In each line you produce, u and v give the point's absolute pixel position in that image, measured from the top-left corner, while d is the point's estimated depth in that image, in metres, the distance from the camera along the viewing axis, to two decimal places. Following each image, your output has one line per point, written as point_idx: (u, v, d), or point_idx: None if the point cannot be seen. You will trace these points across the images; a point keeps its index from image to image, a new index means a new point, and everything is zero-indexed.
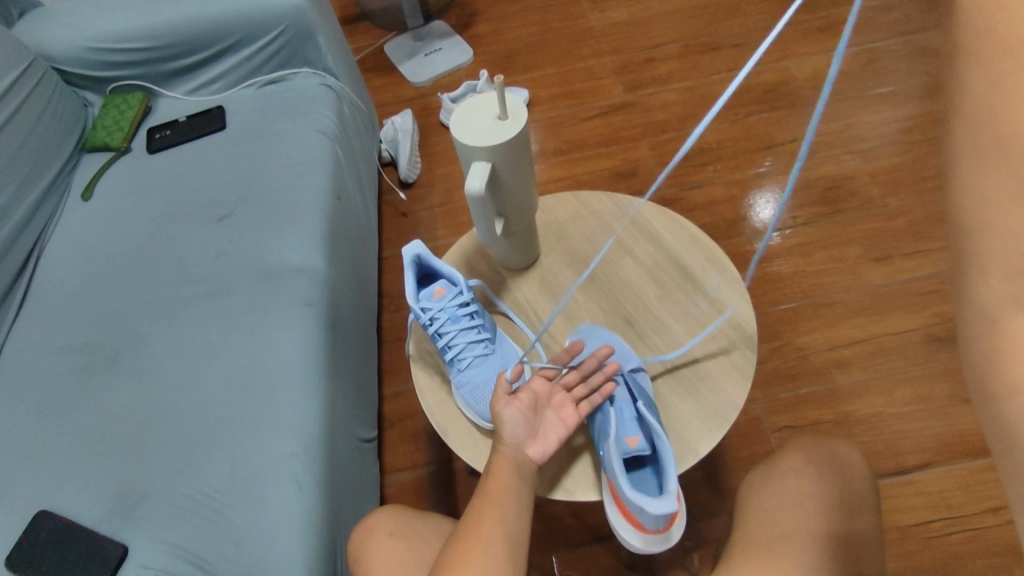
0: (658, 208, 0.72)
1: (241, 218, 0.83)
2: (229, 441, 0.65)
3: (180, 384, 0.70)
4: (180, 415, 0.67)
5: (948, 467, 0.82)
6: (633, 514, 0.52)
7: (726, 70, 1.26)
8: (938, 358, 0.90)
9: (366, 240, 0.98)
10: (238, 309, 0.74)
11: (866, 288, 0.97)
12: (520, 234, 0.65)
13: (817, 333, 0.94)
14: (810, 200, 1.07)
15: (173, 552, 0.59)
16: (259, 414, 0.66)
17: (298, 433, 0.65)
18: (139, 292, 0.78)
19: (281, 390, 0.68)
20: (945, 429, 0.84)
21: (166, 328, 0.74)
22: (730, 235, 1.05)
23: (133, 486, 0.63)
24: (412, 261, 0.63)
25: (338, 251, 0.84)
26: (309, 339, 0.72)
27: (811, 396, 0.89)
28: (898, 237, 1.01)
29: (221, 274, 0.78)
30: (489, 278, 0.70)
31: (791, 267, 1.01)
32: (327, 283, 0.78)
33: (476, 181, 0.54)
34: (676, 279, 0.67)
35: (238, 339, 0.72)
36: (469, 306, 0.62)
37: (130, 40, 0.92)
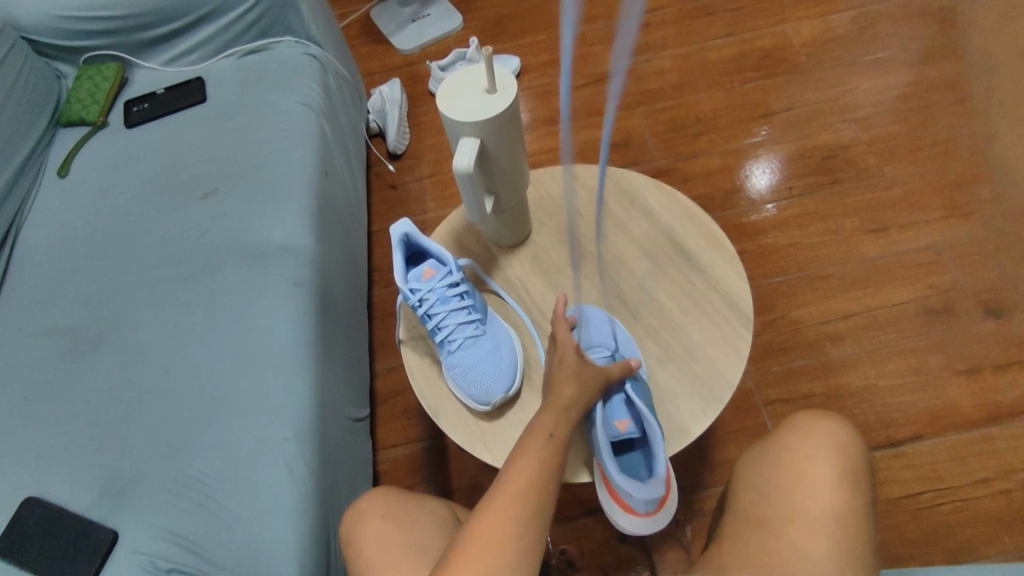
0: (654, 182, 0.70)
1: (225, 195, 0.80)
2: (218, 425, 0.64)
3: (165, 367, 0.68)
4: (166, 400, 0.66)
5: (939, 439, 0.82)
6: (621, 496, 0.53)
7: (722, 34, 1.22)
8: (931, 330, 0.89)
9: (356, 216, 0.96)
10: (222, 290, 0.73)
11: (861, 260, 0.96)
12: (511, 211, 0.63)
13: (810, 306, 0.94)
14: (806, 170, 1.05)
15: (164, 537, 0.58)
16: (247, 396, 0.65)
17: (288, 417, 0.64)
18: (122, 273, 0.76)
19: (270, 372, 0.66)
20: (935, 400, 0.85)
21: (149, 310, 0.73)
22: (725, 206, 1.04)
23: (122, 471, 0.62)
24: (400, 240, 0.62)
25: (327, 228, 0.82)
26: (298, 320, 0.70)
27: (804, 369, 0.89)
28: (893, 208, 1.00)
29: (205, 253, 0.76)
30: (479, 256, 0.69)
31: (786, 238, 0.99)
32: (316, 261, 0.76)
33: (464, 159, 0.52)
34: (670, 256, 0.65)
35: (223, 320, 0.71)
36: (458, 287, 0.62)
37: (102, 8, 0.88)
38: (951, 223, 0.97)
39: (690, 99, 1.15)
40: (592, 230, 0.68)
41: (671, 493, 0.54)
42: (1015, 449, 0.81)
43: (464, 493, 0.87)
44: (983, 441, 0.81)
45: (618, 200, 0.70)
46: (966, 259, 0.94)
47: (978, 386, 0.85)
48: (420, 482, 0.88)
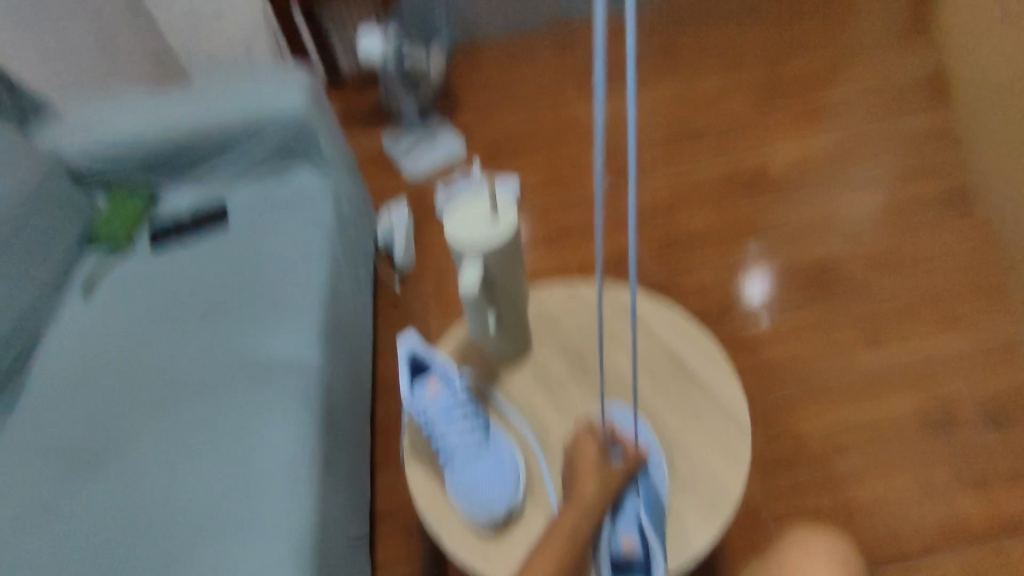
0: (646, 293, 0.74)
1: (234, 317, 0.83)
2: (221, 544, 0.65)
3: (169, 482, 0.70)
4: (168, 519, 0.67)
5: (954, 552, 0.83)
6: None
7: (710, 157, 1.27)
8: (935, 441, 0.91)
9: (360, 330, 0.98)
10: (228, 405, 0.75)
11: (859, 372, 0.98)
12: (512, 326, 0.67)
13: (814, 419, 0.94)
14: (798, 284, 1.08)
15: None
16: (249, 514, 0.66)
17: (288, 534, 0.64)
18: (116, 399, 0.78)
19: (271, 490, 0.67)
20: (948, 514, 0.85)
21: (156, 424, 0.75)
22: (721, 320, 1.05)
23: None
24: (407, 357, 0.65)
25: (335, 343, 0.85)
26: (305, 444, 0.71)
27: (810, 481, 0.89)
28: (889, 320, 1.02)
29: (207, 373, 0.78)
30: (479, 369, 0.71)
31: (786, 352, 1.01)
32: (321, 381, 0.77)
33: (468, 281, 0.57)
34: (664, 359, 0.68)
35: (229, 437, 0.72)
36: (464, 406, 0.63)
37: (136, 138, 0.92)
38: (948, 333, 0.99)
39: (681, 215, 1.19)
40: (594, 347, 0.71)
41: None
42: None
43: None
44: (996, 553, 0.82)
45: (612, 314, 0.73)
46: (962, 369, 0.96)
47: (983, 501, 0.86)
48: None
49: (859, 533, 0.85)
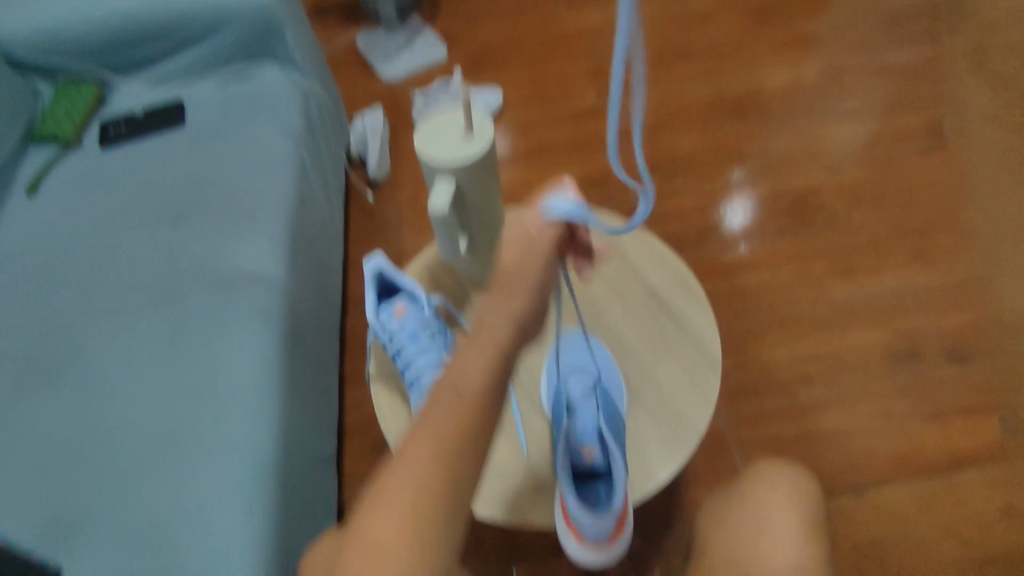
0: (625, 223, 0.84)
1: (193, 226, 0.98)
2: (158, 353, 0.85)
3: (139, 359, 0.85)
4: (139, 339, 0.87)
5: (903, 486, 1.04)
6: (574, 522, 0.59)
7: (699, 77, 1.48)
8: (896, 372, 1.13)
9: (329, 236, 1.16)
10: (196, 308, 0.88)
11: (831, 302, 1.20)
12: (485, 249, 0.76)
13: (781, 346, 1.17)
14: (780, 211, 1.31)
15: (151, 402, 0.82)
16: (211, 347, 0.84)
17: (251, 372, 0.82)
18: (119, 297, 0.92)
19: (230, 336, 0.85)
20: (891, 447, 1.07)
21: (124, 328, 0.89)
22: (699, 246, 1.28)
23: (77, 510, 0.76)
24: (374, 275, 0.72)
25: (296, 255, 0.98)
26: (265, 358, 0.84)
27: (773, 409, 1.11)
28: (859, 255, 1.25)
29: (178, 282, 0.92)
30: (453, 292, 0.81)
31: (763, 277, 1.24)
32: (284, 291, 0.91)
33: (439, 200, 0.64)
34: (646, 303, 0.78)
35: (184, 326, 0.87)
36: (426, 326, 0.72)
37: (82, 19, 1.08)
38: (917, 269, 1.22)
39: (668, 140, 1.40)
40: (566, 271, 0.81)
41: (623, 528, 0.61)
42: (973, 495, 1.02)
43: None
44: (934, 490, 1.03)
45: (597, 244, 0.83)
46: (927, 305, 1.18)
47: (941, 434, 1.07)
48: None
49: (821, 458, 1.07)
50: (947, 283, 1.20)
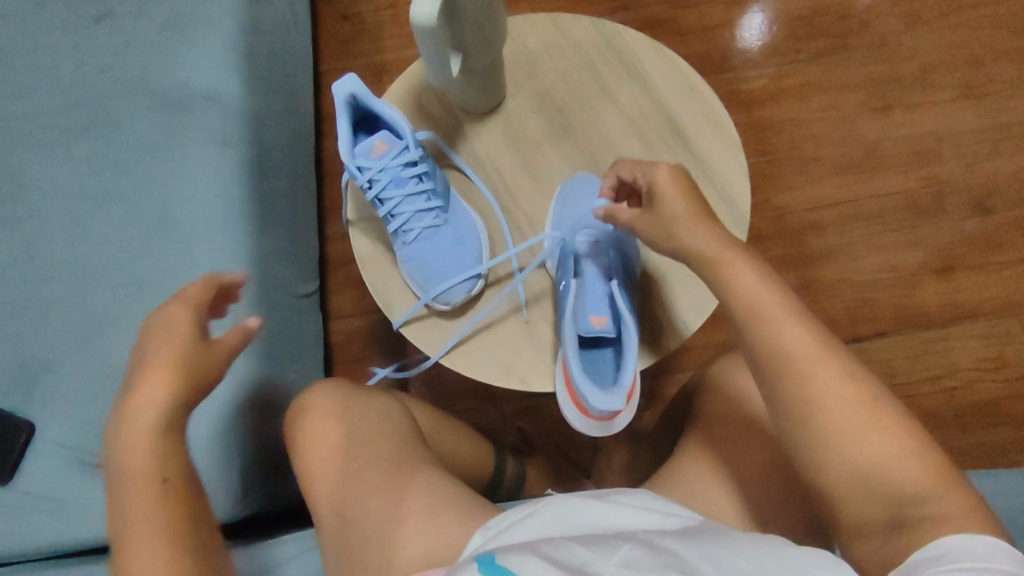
0: (652, 42, 0.69)
1: (123, 20, 0.75)
2: (104, 191, 0.71)
3: (78, 197, 0.71)
4: (75, 167, 0.72)
5: (900, 337, 1.01)
6: (580, 402, 0.55)
7: None
8: (916, 221, 1.06)
9: (303, 37, 0.95)
10: (143, 136, 0.72)
11: (858, 141, 1.09)
12: (483, 71, 0.62)
13: (796, 191, 1.08)
14: (819, 31, 1.12)
15: (100, 246, 0.69)
16: (167, 184, 0.70)
17: (216, 217, 0.69)
18: (42, 108, 0.73)
19: (189, 171, 0.71)
20: (897, 298, 1.03)
21: (52, 157, 0.72)
22: (721, 70, 1.12)
23: (34, 358, 0.66)
24: (346, 103, 0.58)
25: (260, 68, 0.78)
26: (232, 197, 0.71)
27: (781, 257, 1.05)
28: (901, 85, 1.10)
29: (113, 96, 0.73)
30: (444, 122, 0.68)
31: (786, 112, 1.10)
32: (247, 112, 0.74)
33: (425, 8, 0.50)
34: (668, 144, 0.67)
35: (133, 161, 0.71)
36: (412, 168, 0.60)
37: None
38: (962, 106, 1.08)
39: None
40: (576, 100, 0.69)
41: (631, 403, 0.57)
42: (967, 346, 1.00)
43: (424, 368, 0.96)
44: (933, 339, 1.01)
45: (613, 68, 0.69)
46: (965, 150, 1.07)
47: (949, 286, 1.03)
48: (375, 356, 0.97)
49: (821, 309, 1.03)
50: (993, 124, 1.08)
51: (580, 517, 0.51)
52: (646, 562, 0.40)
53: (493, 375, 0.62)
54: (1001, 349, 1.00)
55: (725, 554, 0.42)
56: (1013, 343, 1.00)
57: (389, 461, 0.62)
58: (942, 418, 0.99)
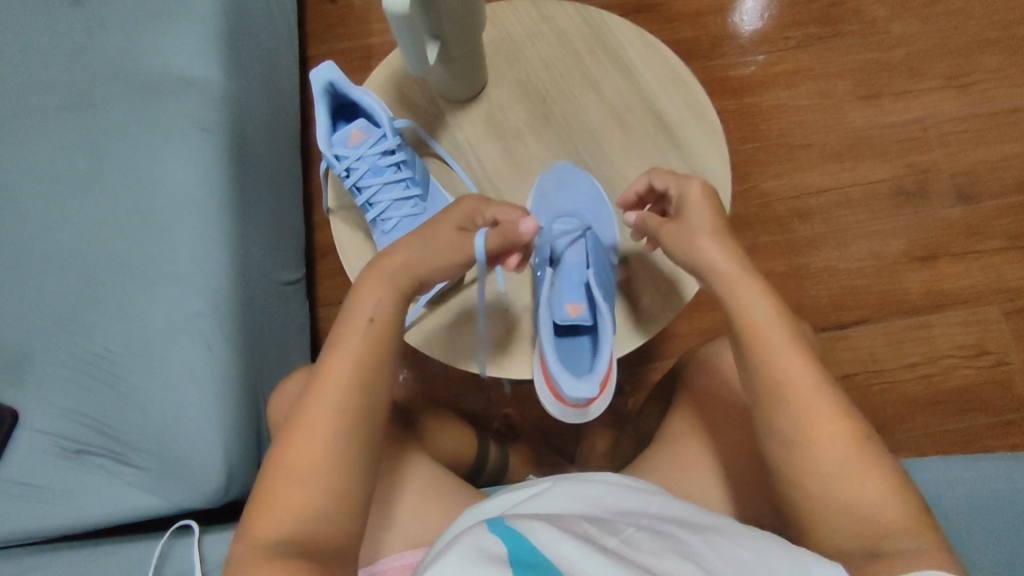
0: (636, 31, 0.69)
1: (100, 4, 0.75)
2: (83, 177, 0.70)
3: (57, 183, 0.70)
4: (53, 153, 0.71)
5: (881, 325, 1.02)
6: (556, 390, 0.56)
7: None
8: (901, 210, 1.06)
9: (287, 22, 0.94)
10: (122, 122, 0.72)
11: (846, 129, 1.09)
12: (463, 59, 0.61)
13: (784, 178, 1.08)
14: (809, 18, 1.12)
15: (79, 232, 0.69)
16: (147, 170, 0.70)
17: (196, 203, 0.69)
18: (21, 94, 0.73)
19: (169, 157, 0.70)
20: (881, 285, 1.04)
21: (30, 143, 0.72)
22: (711, 56, 1.11)
23: (12, 346, 0.67)
24: (323, 90, 0.58)
25: (240, 53, 0.78)
26: (212, 184, 0.70)
27: (767, 245, 1.06)
28: (890, 73, 1.10)
29: (90, 82, 0.73)
30: (425, 110, 0.68)
31: (774, 99, 1.10)
32: (226, 98, 0.74)
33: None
34: (650, 133, 0.67)
35: (112, 146, 0.71)
36: (390, 156, 0.60)
37: None
38: (948, 94, 1.08)
39: None
40: (558, 89, 0.68)
41: (606, 391, 0.57)
42: (946, 333, 1.01)
43: (410, 356, 0.96)
44: (915, 327, 1.02)
45: (597, 56, 0.69)
46: (950, 139, 1.07)
47: (931, 274, 1.04)
48: None
49: (806, 296, 1.04)
50: (978, 113, 1.08)
51: (584, 496, 0.51)
52: (650, 540, 0.41)
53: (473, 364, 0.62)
54: (979, 336, 1.01)
55: (726, 543, 0.42)
56: (991, 329, 1.02)
57: None
58: (919, 404, 1.00)
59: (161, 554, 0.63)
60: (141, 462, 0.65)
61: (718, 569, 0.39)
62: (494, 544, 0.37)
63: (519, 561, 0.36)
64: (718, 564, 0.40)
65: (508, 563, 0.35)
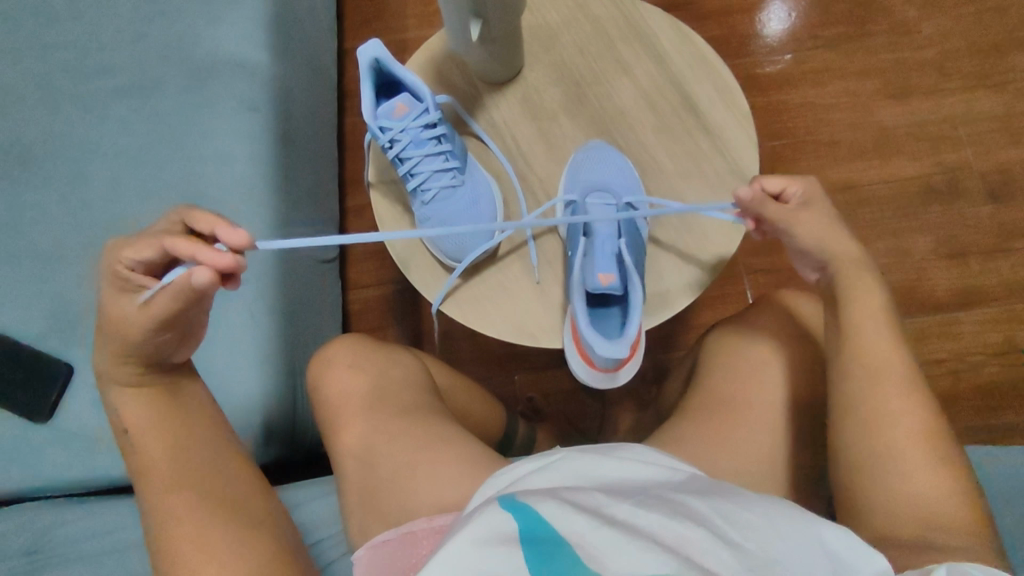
0: (669, 19, 0.70)
1: None
2: (138, 152, 0.74)
3: (113, 158, 0.74)
4: (111, 129, 0.75)
5: (907, 322, 1.02)
6: (587, 355, 0.58)
7: None
8: (928, 208, 1.06)
9: (329, 13, 0.98)
10: (177, 101, 0.75)
11: (875, 127, 1.09)
12: (503, 42, 0.64)
13: (810, 174, 1.09)
14: (838, 18, 1.12)
15: (134, 203, 0.73)
16: (197, 147, 0.74)
17: (243, 177, 0.73)
18: (82, 73, 0.77)
19: (218, 134, 0.74)
20: (908, 280, 1.04)
21: (89, 119, 0.76)
22: (739, 53, 1.13)
23: (69, 306, 0.70)
24: (370, 66, 0.61)
25: (288, 40, 0.81)
26: (258, 159, 0.74)
27: None
28: (919, 73, 1.10)
29: (148, 64, 0.77)
30: (464, 91, 0.71)
31: (802, 97, 1.11)
32: (274, 80, 0.77)
33: None
34: (681, 117, 0.69)
35: (166, 123, 0.75)
36: (432, 129, 0.63)
37: None
38: (979, 93, 1.09)
39: None
40: (592, 73, 0.71)
41: (635, 357, 0.60)
42: (975, 332, 1.01)
43: (438, 337, 0.99)
44: (943, 324, 1.02)
45: (629, 43, 0.71)
46: (981, 138, 1.07)
47: (959, 272, 1.03)
48: (391, 324, 1.00)
49: None
50: (1010, 113, 1.08)
51: (595, 468, 0.52)
52: (660, 508, 0.42)
53: (506, 333, 0.64)
54: (1008, 335, 1.01)
55: (740, 509, 0.44)
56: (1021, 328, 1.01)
57: (403, 413, 0.65)
58: (945, 401, 0.99)
59: None
60: None
61: (733, 538, 0.40)
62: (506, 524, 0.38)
63: (530, 539, 0.37)
64: (733, 532, 0.41)
65: (519, 543, 0.37)
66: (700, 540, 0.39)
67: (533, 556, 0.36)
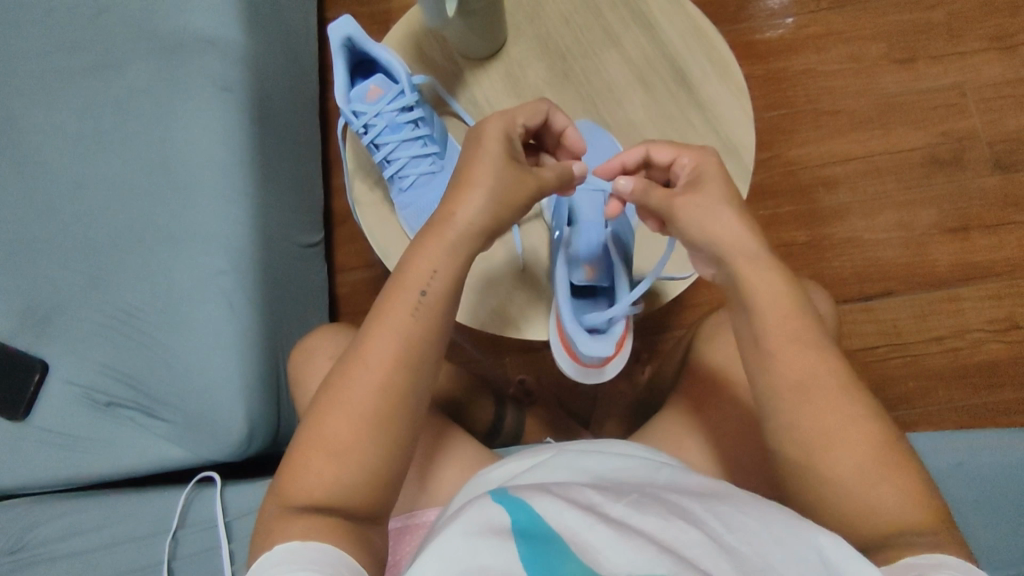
0: None
1: None
2: (106, 136, 0.71)
3: (80, 146, 0.71)
4: (76, 112, 0.72)
5: (907, 297, 1.00)
6: (571, 350, 0.56)
7: None
8: (933, 179, 1.03)
9: None
10: (144, 81, 0.72)
11: (879, 95, 1.05)
12: (482, 15, 0.60)
13: (810, 146, 1.05)
14: None
15: (102, 192, 0.70)
16: (167, 130, 0.70)
17: (216, 162, 0.69)
18: (43, 53, 0.73)
19: (188, 116, 0.70)
20: (910, 254, 1.01)
21: (53, 103, 0.72)
22: (738, 19, 1.08)
23: (42, 301, 0.68)
24: (342, 45, 0.58)
25: (262, 13, 0.77)
26: (231, 142, 0.70)
27: (790, 215, 1.03)
28: (927, 36, 1.05)
29: (111, 42, 0.73)
30: (444, 68, 0.67)
31: (804, 64, 1.06)
32: (246, 57, 0.73)
33: None
34: (673, 92, 0.65)
35: (133, 106, 0.71)
36: (408, 112, 0.60)
37: None
38: (990, 57, 1.04)
39: None
40: (579, 46, 0.67)
41: (622, 350, 0.58)
42: (976, 308, 0.99)
43: None
44: (943, 300, 0.99)
45: (618, 12, 0.67)
46: (991, 104, 1.03)
47: (961, 246, 1.01)
48: None
49: (827, 268, 1.02)
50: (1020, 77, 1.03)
51: (590, 464, 0.51)
52: (656, 509, 0.41)
53: (487, 325, 0.62)
54: (1011, 310, 0.99)
55: (732, 513, 0.42)
56: None
57: None
58: (943, 379, 0.98)
59: (185, 503, 0.65)
60: (165, 415, 0.66)
61: (728, 542, 0.39)
62: (499, 518, 0.37)
63: (524, 533, 0.36)
64: (728, 536, 0.39)
65: (513, 534, 0.36)
66: (696, 545, 0.38)
67: (525, 551, 0.34)
